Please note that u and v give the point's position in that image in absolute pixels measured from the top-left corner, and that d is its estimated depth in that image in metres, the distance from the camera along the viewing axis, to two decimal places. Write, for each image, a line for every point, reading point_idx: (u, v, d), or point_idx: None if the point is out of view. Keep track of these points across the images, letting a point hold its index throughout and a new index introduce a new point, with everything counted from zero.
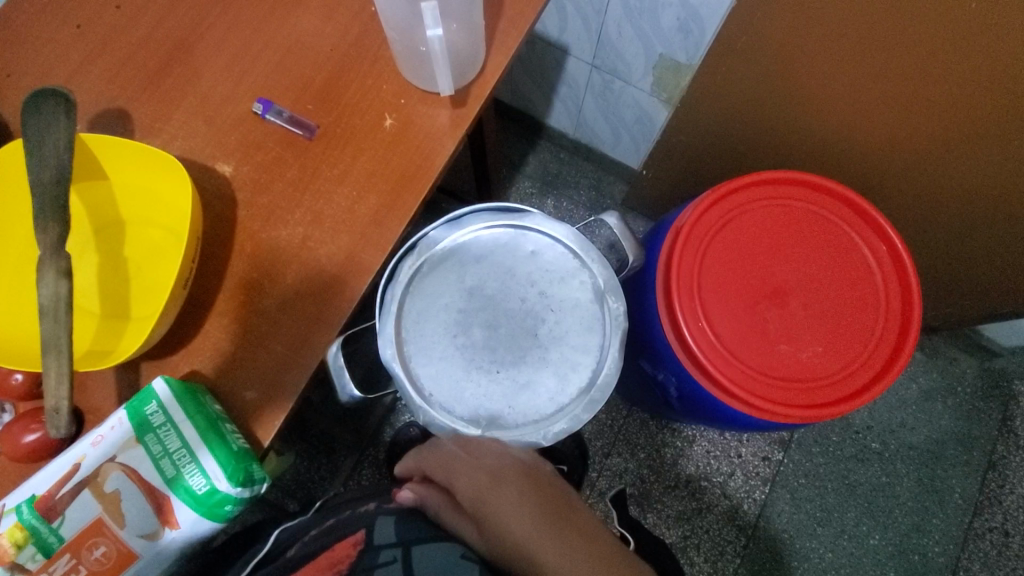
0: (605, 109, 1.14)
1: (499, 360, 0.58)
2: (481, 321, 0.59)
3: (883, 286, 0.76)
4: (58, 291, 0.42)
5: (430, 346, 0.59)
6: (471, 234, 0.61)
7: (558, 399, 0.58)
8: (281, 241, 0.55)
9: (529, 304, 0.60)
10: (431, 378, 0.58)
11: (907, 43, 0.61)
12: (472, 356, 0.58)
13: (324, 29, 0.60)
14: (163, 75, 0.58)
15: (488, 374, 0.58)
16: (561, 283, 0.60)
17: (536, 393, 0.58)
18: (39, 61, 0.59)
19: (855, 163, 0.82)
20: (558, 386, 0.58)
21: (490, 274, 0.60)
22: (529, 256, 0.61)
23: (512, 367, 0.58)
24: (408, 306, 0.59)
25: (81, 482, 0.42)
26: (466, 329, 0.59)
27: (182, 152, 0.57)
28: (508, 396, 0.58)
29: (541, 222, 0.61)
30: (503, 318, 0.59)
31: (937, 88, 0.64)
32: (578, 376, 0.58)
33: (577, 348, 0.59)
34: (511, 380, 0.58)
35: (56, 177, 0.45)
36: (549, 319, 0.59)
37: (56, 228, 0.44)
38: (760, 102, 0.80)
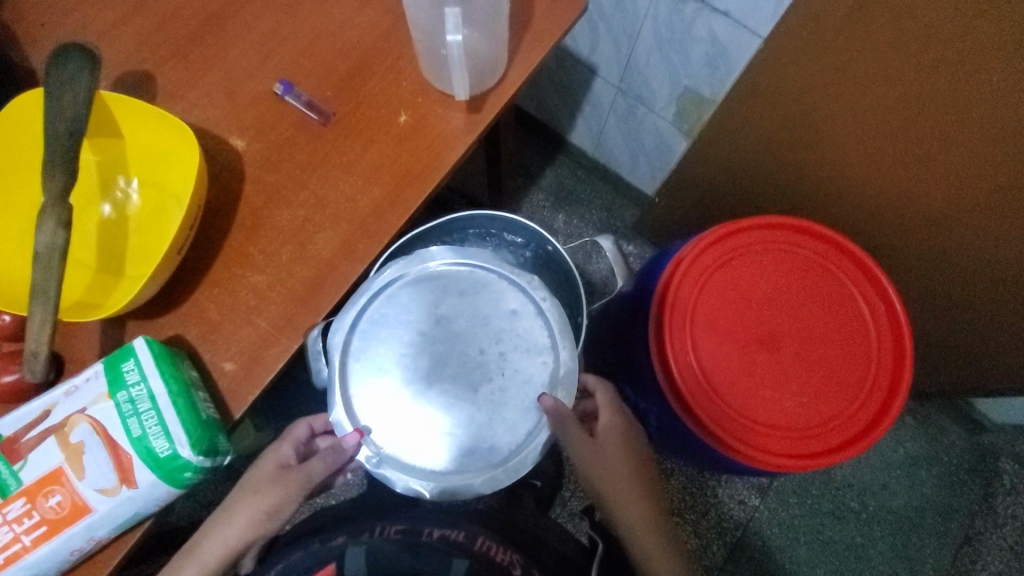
0: (626, 133, 1.15)
1: (427, 399, 0.53)
2: (433, 352, 0.54)
3: (877, 342, 0.76)
4: (55, 239, 0.43)
5: (374, 354, 0.54)
6: (462, 266, 0.56)
7: (462, 459, 0.52)
8: (281, 220, 0.55)
9: (483, 356, 0.54)
10: (361, 385, 0.53)
11: (925, 107, 0.62)
12: (409, 381, 0.53)
13: (354, 20, 0.61)
14: (192, 44, 0.60)
15: (412, 404, 0.53)
16: (524, 353, 0.54)
17: (447, 445, 0.52)
18: (75, 16, 0.60)
19: (864, 219, 0.82)
20: (471, 447, 0.52)
21: (460, 312, 0.55)
22: (508, 312, 0.55)
23: (434, 410, 0.53)
24: (371, 308, 0.55)
25: (48, 428, 0.43)
26: (412, 356, 0.54)
27: (199, 121, 0.58)
28: (419, 438, 0.52)
29: (537, 288, 0.55)
30: (455, 358, 0.54)
31: (954, 149, 0.63)
32: (491, 446, 0.52)
33: (507, 424, 0.52)
34: (431, 422, 0.52)
35: (70, 130, 0.46)
36: (495, 382, 0.53)
37: (62, 178, 0.45)
38: (777, 147, 0.81)
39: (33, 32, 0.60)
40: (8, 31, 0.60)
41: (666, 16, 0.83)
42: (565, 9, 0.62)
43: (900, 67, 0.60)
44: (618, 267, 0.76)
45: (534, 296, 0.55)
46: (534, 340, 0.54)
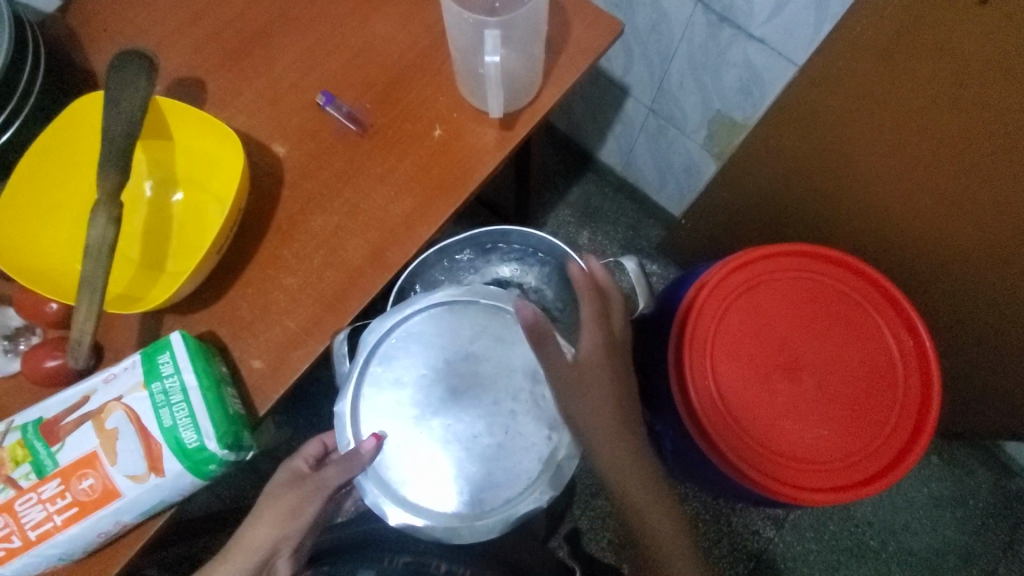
0: (655, 154, 1.15)
1: (424, 429, 0.53)
2: (453, 383, 0.54)
3: (904, 378, 0.74)
4: (105, 234, 0.45)
5: (398, 366, 0.55)
6: (506, 316, 0.56)
7: (439, 490, 0.52)
8: (315, 225, 0.57)
9: (492, 407, 0.53)
10: (374, 393, 0.54)
11: (965, 142, 0.61)
12: (420, 404, 0.53)
13: (396, 36, 0.63)
14: (242, 54, 0.63)
15: (411, 425, 0.53)
16: (532, 418, 0.53)
17: (427, 473, 0.52)
18: (136, 24, 0.64)
19: (894, 254, 0.81)
20: (450, 482, 0.52)
21: (487, 360, 0.54)
22: (531, 375, 0.54)
23: (430, 442, 0.52)
24: (412, 323, 0.56)
25: (86, 413, 0.45)
26: (430, 383, 0.54)
27: (244, 127, 0.60)
28: (408, 460, 0.52)
29: (572, 365, 0.53)
30: (469, 396, 0.53)
31: (988, 193, 0.63)
32: (468, 490, 0.52)
33: (489, 480, 0.52)
34: (424, 447, 0.52)
35: (125, 131, 0.49)
36: (494, 441, 0.52)
37: (115, 177, 0.47)
38: (808, 174, 0.80)
39: (96, 37, 0.64)
40: (74, 37, 0.64)
41: (701, 40, 0.84)
42: (600, 33, 0.64)
43: (941, 99, 0.60)
44: (642, 290, 0.74)
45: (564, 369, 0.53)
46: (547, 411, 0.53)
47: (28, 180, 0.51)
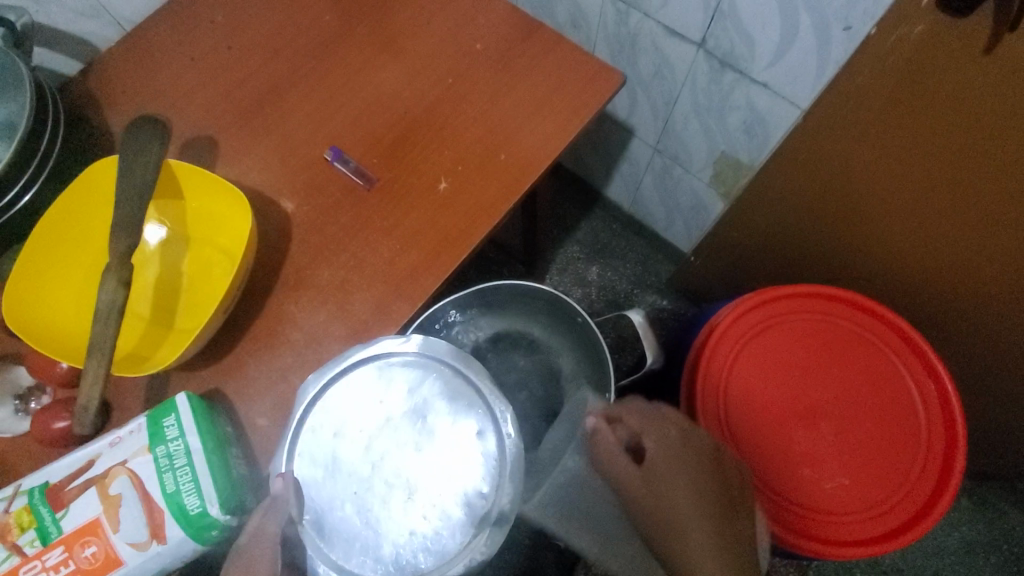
0: (662, 192, 1.15)
1: (356, 486, 0.47)
2: (385, 439, 0.48)
3: (926, 423, 0.72)
4: (115, 297, 0.46)
5: (333, 421, 0.49)
6: (445, 368, 0.50)
7: (370, 550, 0.45)
8: (321, 280, 0.58)
9: (425, 466, 0.47)
10: (304, 452, 0.48)
11: (980, 180, 0.59)
12: (350, 459, 0.47)
13: (403, 92, 0.65)
14: (254, 112, 0.65)
15: (339, 486, 0.47)
16: (463, 475, 0.47)
17: (361, 537, 0.46)
18: (152, 86, 0.66)
19: (909, 295, 0.79)
20: (377, 542, 0.46)
21: (427, 414, 0.49)
22: (471, 432, 0.48)
23: (356, 501, 0.46)
24: (350, 377, 0.50)
25: (91, 478, 0.45)
26: (365, 441, 0.48)
27: (254, 184, 0.62)
28: (333, 519, 0.46)
29: (509, 422, 0.48)
30: (399, 450, 0.47)
31: (996, 231, 0.62)
32: (397, 552, 0.45)
33: (422, 545, 0.45)
34: (351, 506, 0.46)
35: (138, 195, 0.50)
36: (427, 503, 0.46)
37: (127, 239, 0.48)
38: (821, 215, 0.79)
39: (114, 99, 0.66)
40: (94, 99, 0.66)
41: (704, 84, 0.85)
42: (602, 85, 0.65)
43: (951, 141, 0.58)
44: (649, 341, 0.72)
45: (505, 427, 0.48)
46: (482, 469, 0.47)
47: (45, 243, 0.52)
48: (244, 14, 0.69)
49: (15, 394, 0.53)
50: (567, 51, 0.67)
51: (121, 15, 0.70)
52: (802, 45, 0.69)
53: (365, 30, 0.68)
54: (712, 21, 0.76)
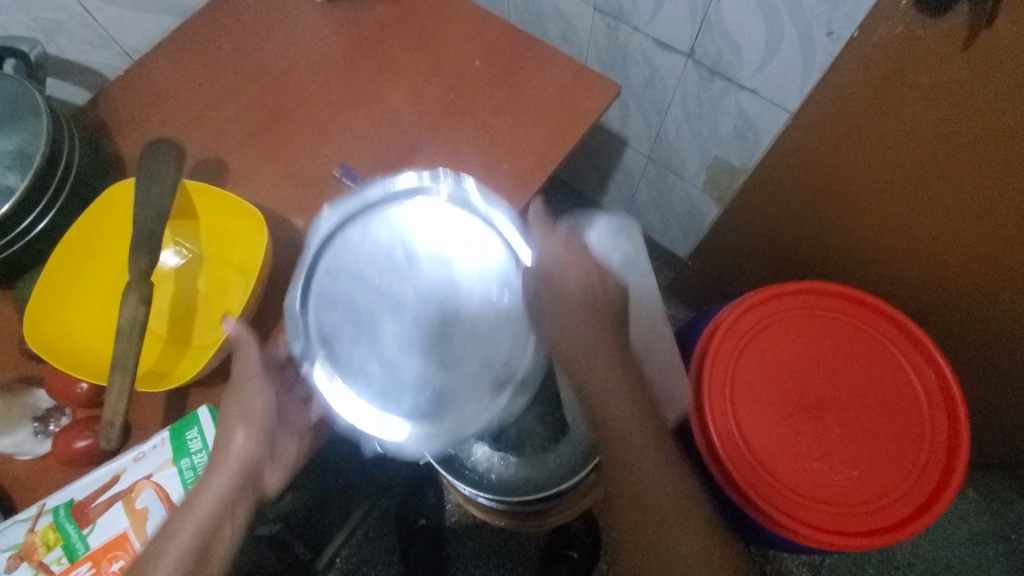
0: (657, 199, 1.18)
1: (380, 297, 0.53)
2: (397, 274, 0.53)
3: (928, 410, 0.74)
4: (137, 314, 0.47)
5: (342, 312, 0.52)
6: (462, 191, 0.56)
7: (383, 388, 0.50)
8: None
9: (446, 279, 0.53)
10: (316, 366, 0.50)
11: (954, 170, 0.62)
12: (374, 282, 0.53)
13: (405, 110, 0.68)
14: (262, 134, 0.67)
15: (359, 307, 0.52)
16: (477, 296, 0.53)
17: (377, 364, 0.51)
18: (161, 111, 0.68)
19: (892, 287, 0.82)
20: (390, 364, 0.51)
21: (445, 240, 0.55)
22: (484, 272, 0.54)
23: (375, 308, 0.52)
24: (377, 209, 0.56)
25: (116, 493, 0.46)
26: (387, 262, 0.54)
27: (265, 202, 0.63)
28: (346, 382, 0.50)
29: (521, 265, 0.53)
30: (416, 274, 0.53)
31: (958, 220, 0.66)
32: (406, 390, 0.50)
33: (428, 391, 0.50)
34: (363, 335, 0.51)
35: (156, 215, 0.51)
36: (459, 282, 0.53)
37: (147, 259, 0.50)
38: (812, 211, 0.81)
39: (125, 125, 0.68)
40: (104, 126, 0.68)
41: (693, 92, 0.88)
42: (599, 95, 0.68)
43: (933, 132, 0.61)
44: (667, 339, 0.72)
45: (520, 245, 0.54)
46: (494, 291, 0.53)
47: (63, 266, 0.53)
48: (250, 39, 0.72)
49: (33, 418, 0.53)
50: (564, 64, 0.69)
51: (128, 45, 0.72)
52: (787, 50, 0.72)
53: (366, 52, 0.71)
54: (699, 32, 0.79)
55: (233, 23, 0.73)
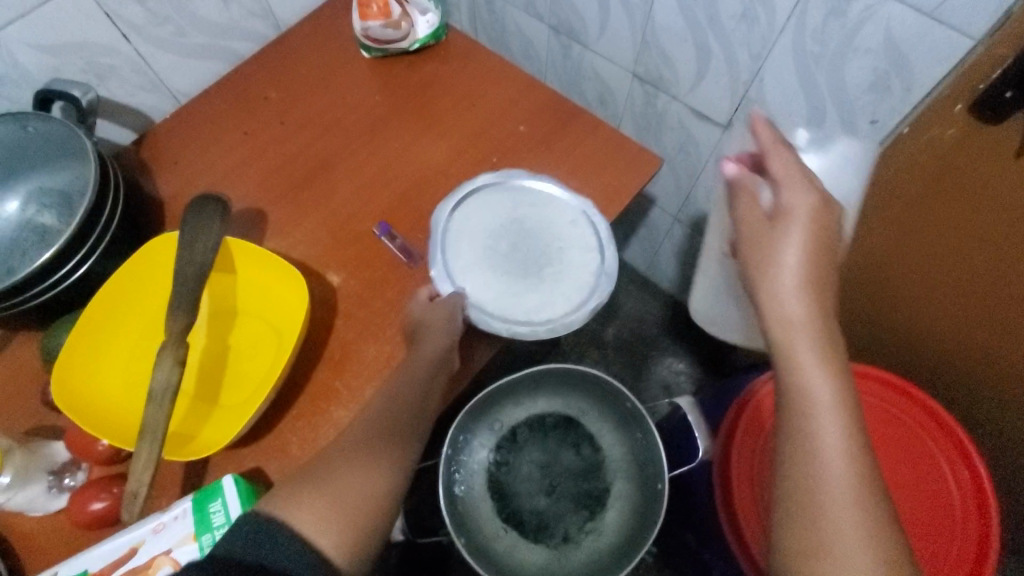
0: (681, 259, 1.18)
1: (509, 302, 0.58)
2: (503, 230, 0.62)
3: (963, 509, 0.68)
4: (170, 377, 0.46)
5: (463, 234, 0.61)
6: (537, 201, 0.63)
7: (534, 295, 0.59)
8: (367, 355, 0.58)
9: (551, 275, 0.60)
10: (447, 250, 0.60)
11: (998, 262, 0.59)
12: (494, 292, 0.59)
13: (448, 171, 0.68)
14: (303, 187, 0.66)
15: (488, 259, 0.60)
16: (581, 255, 0.61)
17: (523, 293, 0.59)
18: (205, 157, 0.68)
19: (923, 374, 0.80)
20: (538, 294, 0.59)
21: (538, 240, 0.62)
22: (578, 255, 0.61)
23: (505, 272, 0.60)
24: (465, 225, 0.62)
25: (132, 568, 0.44)
26: (499, 219, 0.62)
27: (302, 258, 0.63)
28: (499, 291, 0.59)
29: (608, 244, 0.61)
30: (526, 276, 0.60)
31: (998, 315, 0.64)
32: (552, 299, 0.59)
33: (564, 274, 0.60)
34: (499, 252, 0.61)
35: (196, 273, 0.50)
36: (559, 270, 0.60)
37: (183, 318, 0.48)
38: (848, 289, 0.80)
39: (166, 169, 0.68)
40: (146, 168, 0.68)
41: None
42: (642, 169, 0.68)
43: (979, 229, 0.59)
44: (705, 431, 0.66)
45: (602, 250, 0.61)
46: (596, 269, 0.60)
47: (98, 318, 0.52)
48: (297, 91, 0.72)
49: (49, 470, 0.51)
50: (608, 135, 0.70)
51: (177, 89, 0.72)
52: (829, 133, 0.73)
53: (412, 111, 0.71)
54: (739, 107, 0.80)
55: (282, 74, 0.74)
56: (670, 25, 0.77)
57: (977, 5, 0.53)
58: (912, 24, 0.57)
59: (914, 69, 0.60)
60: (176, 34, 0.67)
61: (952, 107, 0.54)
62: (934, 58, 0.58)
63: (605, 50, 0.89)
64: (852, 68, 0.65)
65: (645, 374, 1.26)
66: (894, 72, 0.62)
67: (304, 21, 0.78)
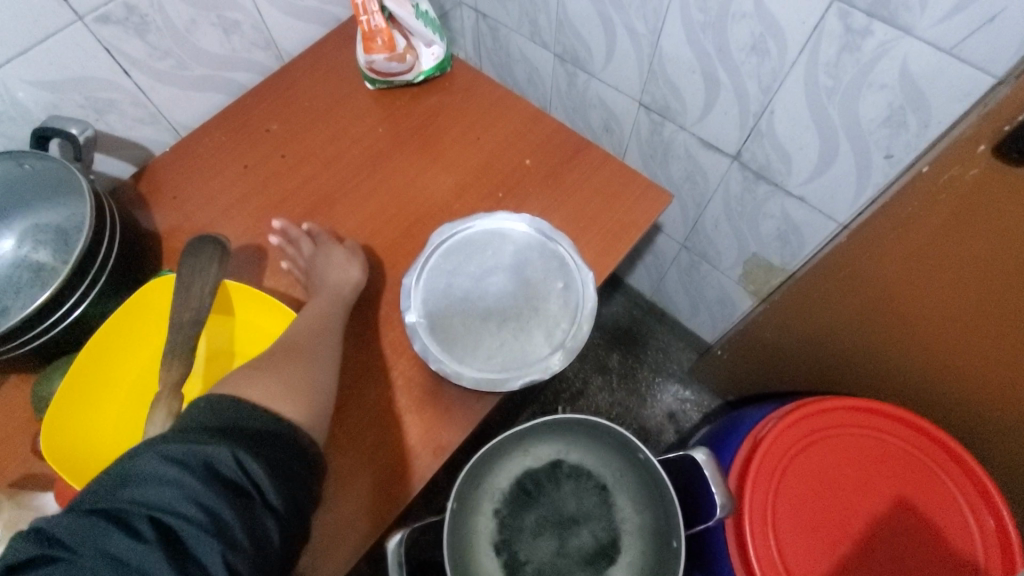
0: (687, 285, 1.16)
1: (484, 349, 0.58)
2: (473, 273, 0.62)
3: (985, 554, 0.67)
4: (163, 431, 0.44)
5: (448, 274, 0.61)
6: (509, 239, 0.63)
7: (508, 340, 0.59)
8: (369, 400, 0.56)
9: (525, 315, 0.60)
10: (427, 290, 0.61)
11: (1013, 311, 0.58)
12: (466, 340, 0.58)
13: (452, 206, 0.66)
14: (305, 222, 0.65)
15: (459, 307, 0.60)
16: (554, 292, 0.61)
17: (497, 338, 0.59)
18: (204, 191, 0.67)
19: (938, 411, 0.78)
20: (512, 339, 0.59)
21: (509, 279, 0.61)
22: (550, 293, 0.61)
23: (477, 317, 0.60)
24: (435, 272, 0.62)
25: None
26: (467, 263, 0.62)
27: (303, 296, 0.61)
28: (471, 340, 0.58)
29: (579, 278, 0.61)
30: (498, 320, 0.60)
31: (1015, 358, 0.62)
32: (526, 343, 0.58)
33: (538, 314, 0.60)
34: (468, 298, 0.60)
35: (193, 318, 0.49)
36: (531, 310, 0.60)
37: (179, 367, 0.47)
38: (863, 324, 0.78)
39: (165, 203, 0.66)
40: (144, 203, 0.67)
41: (736, 192, 0.87)
42: (650, 204, 0.66)
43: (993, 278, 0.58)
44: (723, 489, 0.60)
45: (579, 316, 0.59)
46: (569, 305, 0.60)
47: (90, 365, 0.50)
48: (299, 124, 0.71)
49: None
50: (616, 168, 0.68)
51: (177, 121, 0.71)
52: (841, 166, 0.71)
53: (416, 144, 0.70)
54: (749, 138, 0.78)
55: (285, 106, 0.72)
56: (677, 55, 0.76)
57: (996, 43, 0.52)
58: (930, 60, 0.56)
59: (932, 106, 0.59)
60: (177, 67, 0.66)
61: (975, 147, 0.52)
62: (951, 95, 0.57)
63: (610, 78, 0.88)
64: (866, 102, 0.63)
65: (650, 402, 1.24)
66: (909, 107, 0.61)
67: (306, 52, 0.77)
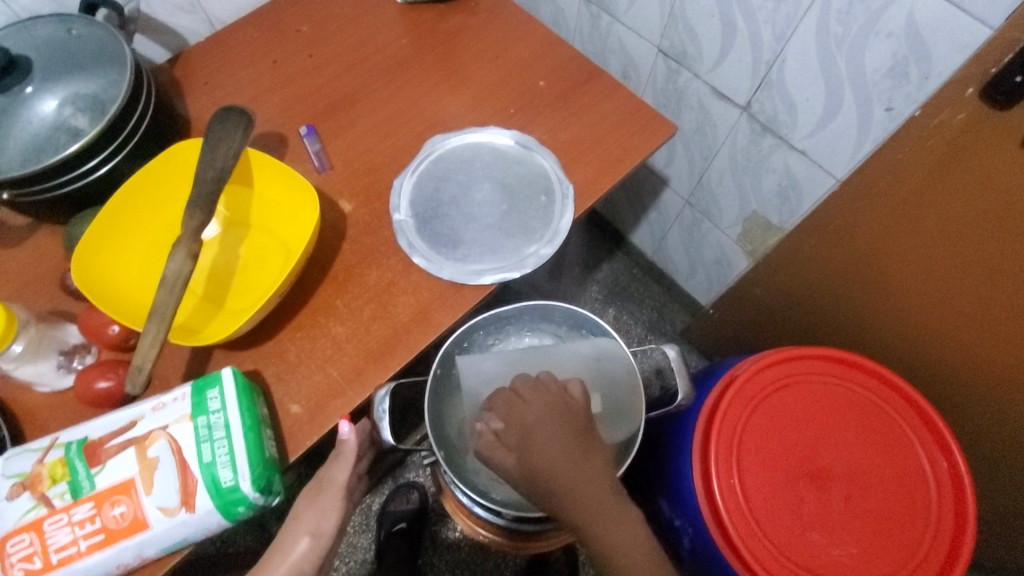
0: (688, 244, 1.19)
1: (464, 247, 0.62)
2: (459, 180, 0.66)
3: (937, 504, 0.68)
4: (183, 267, 0.48)
5: (437, 180, 0.66)
6: (496, 152, 0.68)
7: (487, 241, 0.63)
8: (369, 279, 0.60)
9: (504, 221, 0.64)
10: (415, 191, 0.65)
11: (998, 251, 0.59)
12: (449, 237, 0.63)
13: (465, 115, 0.70)
14: (325, 116, 0.69)
15: (443, 209, 0.64)
16: (534, 202, 0.65)
17: (477, 238, 0.63)
18: (234, 80, 0.71)
19: (916, 368, 0.80)
20: (490, 241, 0.63)
21: (493, 189, 0.66)
22: (530, 203, 0.65)
23: (459, 220, 0.64)
24: (424, 177, 0.66)
25: (130, 438, 0.46)
26: (455, 172, 0.66)
27: (317, 183, 0.65)
28: (452, 238, 0.63)
29: (559, 189, 0.65)
30: (479, 223, 0.64)
31: (982, 306, 0.65)
32: (503, 245, 0.63)
33: (516, 219, 0.64)
34: (452, 203, 0.65)
35: (216, 176, 0.53)
36: (511, 216, 0.64)
37: (200, 216, 0.51)
38: (847, 276, 0.80)
39: (196, 88, 0.70)
40: (178, 85, 0.71)
41: (743, 145, 0.90)
42: (653, 133, 0.69)
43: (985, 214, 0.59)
44: (684, 381, 0.68)
45: (554, 228, 0.63)
46: (547, 212, 0.64)
47: (120, 211, 0.56)
48: (328, 28, 0.75)
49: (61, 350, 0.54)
50: (625, 97, 0.71)
51: (214, 15, 0.75)
52: (843, 119, 0.73)
53: (437, 56, 0.73)
54: (759, 88, 0.80)
55: (316, 11, 0.76)
56: None
57: None
58: (934, 7, 0.58)
59: (935, 56, 0.61)
60: None
61: (964, 90, 0.55)
62: (953, 46, 0.59)
63: (633, 22, 0.90)
64: (872, 51, 0.65)
65: None
66: (913, 58, 0.63)
67: None
